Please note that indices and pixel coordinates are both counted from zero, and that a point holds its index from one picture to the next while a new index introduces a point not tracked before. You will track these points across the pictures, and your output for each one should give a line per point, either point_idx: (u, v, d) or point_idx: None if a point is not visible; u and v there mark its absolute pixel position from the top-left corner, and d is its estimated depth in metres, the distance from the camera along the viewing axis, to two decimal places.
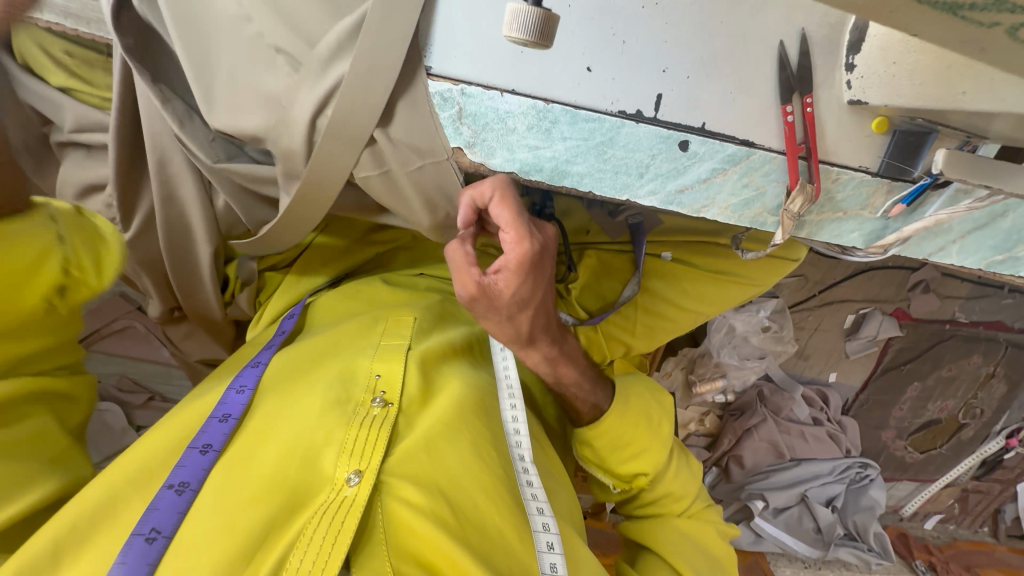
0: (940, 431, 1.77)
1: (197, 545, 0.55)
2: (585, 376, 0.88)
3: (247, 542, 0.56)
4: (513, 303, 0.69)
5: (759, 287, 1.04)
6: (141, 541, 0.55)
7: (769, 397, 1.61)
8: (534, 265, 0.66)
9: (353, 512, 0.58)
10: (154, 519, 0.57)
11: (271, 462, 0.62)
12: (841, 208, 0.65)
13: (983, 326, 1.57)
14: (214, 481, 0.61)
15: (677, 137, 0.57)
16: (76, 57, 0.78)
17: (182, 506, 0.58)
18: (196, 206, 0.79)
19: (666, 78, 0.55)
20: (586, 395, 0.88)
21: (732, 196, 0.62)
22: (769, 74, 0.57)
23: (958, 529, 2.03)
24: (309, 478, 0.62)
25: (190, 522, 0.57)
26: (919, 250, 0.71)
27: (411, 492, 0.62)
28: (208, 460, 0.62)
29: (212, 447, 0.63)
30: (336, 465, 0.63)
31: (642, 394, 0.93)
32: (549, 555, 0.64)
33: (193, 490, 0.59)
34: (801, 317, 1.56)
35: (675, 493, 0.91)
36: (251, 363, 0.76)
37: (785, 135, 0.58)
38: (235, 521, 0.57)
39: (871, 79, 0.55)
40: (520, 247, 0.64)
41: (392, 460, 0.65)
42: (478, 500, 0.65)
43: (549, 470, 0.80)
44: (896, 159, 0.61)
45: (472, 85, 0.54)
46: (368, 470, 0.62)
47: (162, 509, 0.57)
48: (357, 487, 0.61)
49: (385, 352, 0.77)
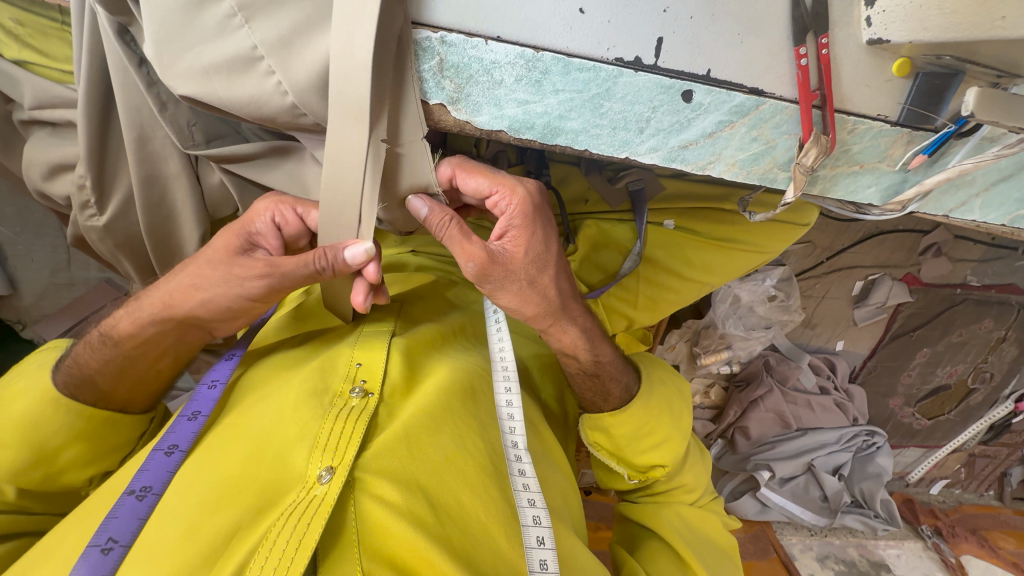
0: (948, 397, 1.75)
1: (157, 550, 0.53)
2: (611, 362, 0.82)
3: (210, 548, 0.53)
4: (528, 264, 0.66)
5: (767, 256, 1.00)
6: (98, 552, 0.53)
7: (775, 367, 1.58)
8: (534, 215, 0.65)
9: (322, 511, 0.54)
10: (113, 528, 0.55)
11: (238, 462, 0.59)
12: (857, 161, 0.61)
13: (995, 290, 1.52)
14: (178, 483, 0.59)
15: (680, 86, 0.53)
16: (28, 27, 0.71)
17: (142, 511, 0.57)
18: (174, 182, 0.74)
19: (667, 19, 0.50)
20: (612, 382, 0.83)
21: (739, 150, 0.58)
22: (780, 13, 0.52)
23: (964, 493, 2.03)
24: (280, 475, 0.58)
25: (151, 528, 0.55)
26: (940, 206, 0.67)
27: (387, 490, 0.58)
28: (173, 462, 0.62)
29: (177, 448, 0.63)
30: (308, 462, 0.59)
31: (665, 387, 0.91)
32: (539, 551, 0.62)
33: (155, 494, 0.59)
34: (809, 285, 1.52)
35: (688, 484, 0.89)
36: (225, 359, 0.76)
37: (799, 81, 0.53)
38: (200, 525, 0.54)
39: (893, 13, 0.50)
40: (512, 200, 0.63)
41: (369, 455, 0.61)
42: (460, 494, 0.62)
43: (542, 453, 0.78)
44: (919, 105, 0.56)
45: (453, 32, 0.50)
46: (341, 466, 0.58)
47: (120, 517, 0.56)
48: (328, 484, 0.57)
49: (366, 341, 0.74)
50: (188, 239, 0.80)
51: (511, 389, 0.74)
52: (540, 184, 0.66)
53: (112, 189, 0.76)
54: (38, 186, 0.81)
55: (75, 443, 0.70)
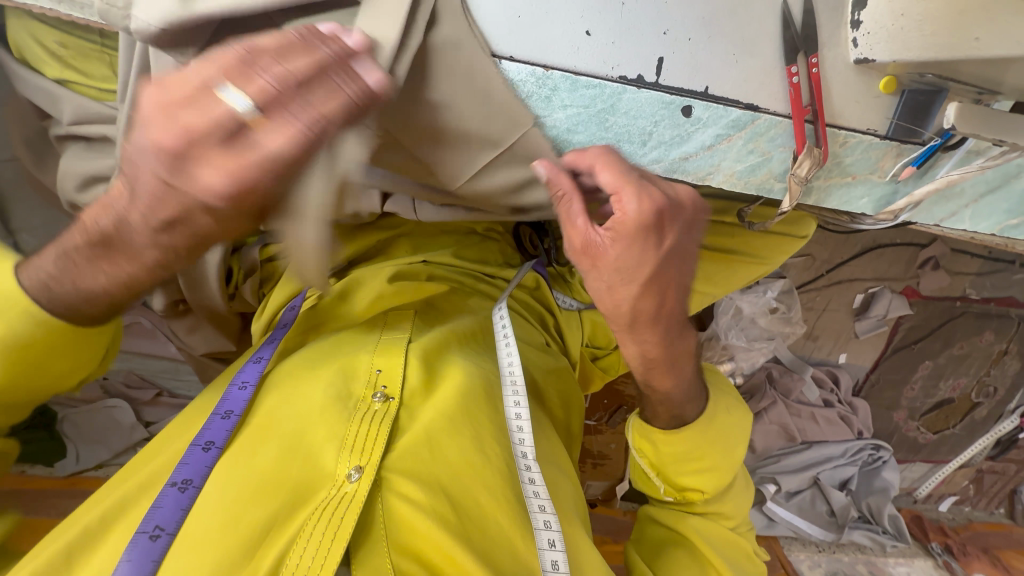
0: (953, 410, 1.75)
1: (198, 543, 0.56)
2: (686, 391, 0.81)
3: (248, 541, 0.57)
4: (614, 272, 0.59)
5: (768, 267, 1.04)
6: (145, 538, 0.56)
7: (778, 379, 1.60)
8: (653, 224, 0.55)
9: (354, 507, 0.59)
10: (159, 516, 0.58)
11: (271, 459, 0.62)
12: (849, 172, 0.64)
13: (994, 303, 1.55)
14: (218, 476, 0.62)
15: (679, 102, 0.56)
16: (70, 48, 0.75)
17: (185, 502, 0.59)
18: None
19: (667, 40, 0.54)
20: (684, 404, 0.82)
21: (737, 161, 0.61)
22: (773, 34, 0.56)
23: (974, 511, 2.01)
24: (311, 474, 0.62)
25: (192, 518, 0.58)
26: (931, 215, 0.70)
27: (410, 489, 0.62)
28: (211, 457, 0.63)
29: (214, 445, 0.64)
30: (337, 462, 0.63)
31: (727, 415, 0.86)
32: (551, 553, 0.64)
33: (197, 487, 0.60)
34: (810, 297, 1.54)
35: (727, 511, 0.86)
36: (252, 359, 0.76)
37: (791, 98, 0.57)
38: (238, 518, 0.58)
39: (878, 35, 0.54)
40: (628, 199, 0.54)
41: (393, 455, 0.65)
42: (479, 496, 0.65)
43: (551, 457, 0.80)
44: (906, 120, 0.60)
45: None
46: (370, 465, 0.62)
47: (166, 506, 0.59)
48: (357, 483, 0.61)
49: (385, 347, 0.77)
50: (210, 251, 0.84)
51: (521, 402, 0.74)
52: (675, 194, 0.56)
53: None
54: (68, 197, 0.85)
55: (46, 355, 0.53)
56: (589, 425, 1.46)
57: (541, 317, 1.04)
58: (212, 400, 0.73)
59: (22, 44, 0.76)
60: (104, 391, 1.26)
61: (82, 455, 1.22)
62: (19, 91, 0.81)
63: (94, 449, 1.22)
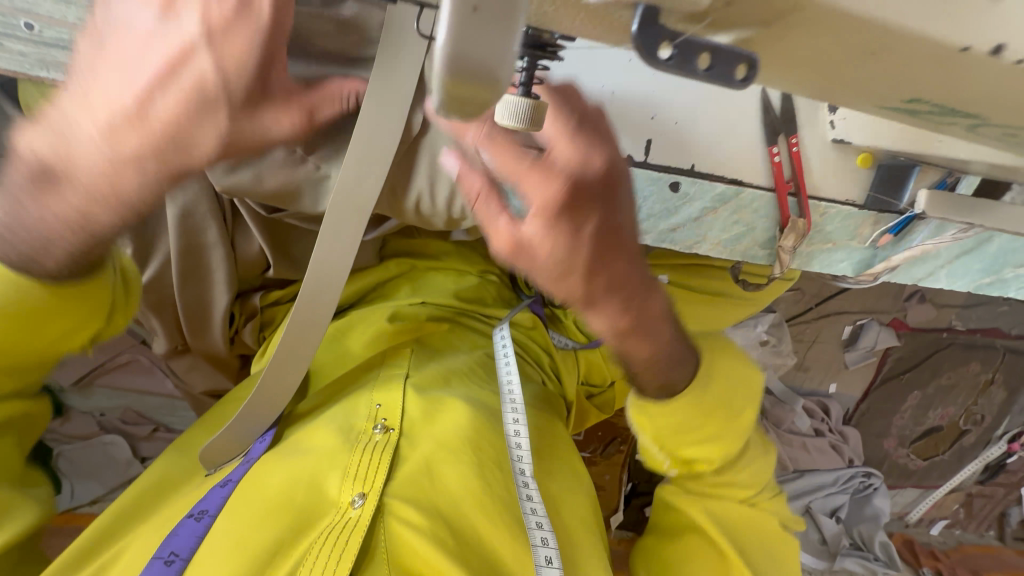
0: (941, 437, 1.77)
1: (210, 565, 0.58)
2: (675, 348, 0.71)
3: (256, 561, 0.58)
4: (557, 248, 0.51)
5: (755, 306, 1.06)
6: (161, 564, 0.59)
7: (770, 410, 1.64)
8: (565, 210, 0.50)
9: (357, 532, 0.61)
10: (175, 543, 0.61)
11: (278, 485, 0.64)
12: (830, 239, 0.67)
13: (980, 334, 1.58)
14: (229, 507, 0.64)
15: (667, 178, 0.60)
16: None
17: (200, 530, 0.62)
18: (211, 250, 0.80)
19: (655, 123, 0.59)
20: (663, 375, 0.72)
21: (722, 232, 0.64)
22: (754, 118, 0.61)
23: (964, 534, 2.02)
24: (316, 500, 0.64)
25: (206, 544, 0.60)
26: (909, 275, 0.73)
27: (411, 514, 0.64)
28: (227, 491, 0.66)
29: (230, 480, 0.68)
30: (341, 489, 0.65)
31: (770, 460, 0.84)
32: (547, 570, 0.64)
33: (211, 516, 0.63)
34: (799, 329, 1.57)
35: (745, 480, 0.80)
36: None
37: (774, 174, 0.61)
38: (246, 539, 0.60)
39: (851, 121, 0.59)
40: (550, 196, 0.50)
41: (395, 483, 0.67)
42: (479, 522, 0.67)
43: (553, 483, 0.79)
44: (880, 192, 0.63)
45: None
46: (372, 492, 0.64)
47: (182, 534, 0.62)
48: (361, 508, 0.63)
49: (383, 383, 0.79)
50: (216, 300, 0.86)
51: (519, 419, 0.76)
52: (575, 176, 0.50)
53: (149, 252, 0.81)
54: None
55: (52, 315, 0.58)
56: (584, 456, 1.48)
57: (539, 358, 1.03)
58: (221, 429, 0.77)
59: (33, 103, 0.73)
60: (101, 427, 1.25)
61: (77, 492, 1.24)
62: None
63: (88, 483, 1.24)
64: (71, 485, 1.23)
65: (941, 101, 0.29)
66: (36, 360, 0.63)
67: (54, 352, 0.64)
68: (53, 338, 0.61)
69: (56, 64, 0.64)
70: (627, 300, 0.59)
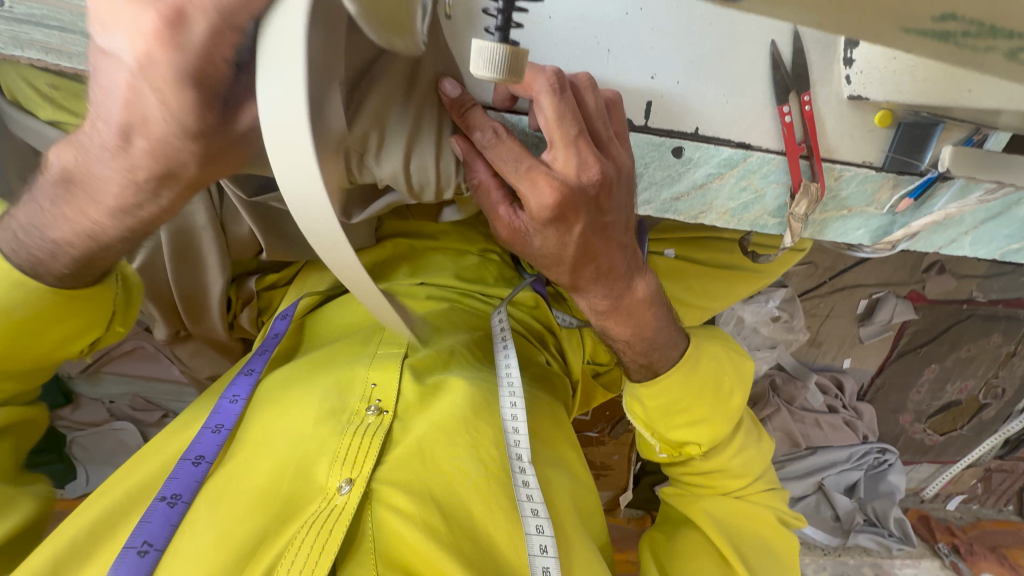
0: (960, 412, 1.73)
1: (187, 555, 0.57)
2: (660, 331, 0.69)
3: (240, 553, 0.57)
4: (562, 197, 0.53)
5: (766, 280, 0.99)
6: (134, 554, 0.57)
7: (781, 387, 1.60)
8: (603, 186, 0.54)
9: (342, 519, 0.60)
10: (147, 531, 0.58)
11: (265, 473, 0.64)
12: (846, 205, 0.63)
13: (1002, 305, 1.52)
14: (207, 491, 0.63)
15: (670, 144, 0.58)
16: (61, 90, 0.70)
17: (174, 518, 0.60)
18: (202, 234, 0.78)
19: (655, 84, 0.56)
20: (652, 350, 0.71)
21: (730, 200, 0.61)
22: (763, 75, 0.56)
23: (982, 508, 1.98)
24: (303, 487, 0.63)
25: (182, 533, 0.59)
26: (930, 243, 0.69)
27: (402, 501, 0.63)
28: (201, 472, 0.64)
29: (204, 459, 0.65)
30: (329, 475, 0.64)
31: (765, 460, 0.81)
32: (541, 559, 0.63)
33: (185, 502, 0.61)
34: (813, 304, 1.52)
35: (736, 470, 0.78)
36: (244, 372, 0.78)
37: (785, 136, 0.57)
38: (230, 532, 0.59)
39: (870, 74, 0.55)
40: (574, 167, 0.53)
41: (384, 468, 0.65)
42: (473, 508, 0.65)
43: (556, 464, 0.78)
44: (901, 152, 0.59)
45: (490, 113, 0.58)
46: (359, 477, 0.63)
47: (154, 521, 0.59)
48: (348, 495, 0.62)
49: (382, 361, 0.77)
50: (212, 284, 0.84)
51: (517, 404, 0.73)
52: (615, 165, 0.54)
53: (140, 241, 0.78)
54: None
55: (55, 321, 0.58)
56: (592, 436, 1.47)
57: (540, 334, 1.01)
58: (201, 413, 0.74)
59: (11, 84, 0.70)
60: (111, 414, 1.27)
61: (92, 478, 1.25)
62: (11, 131, 0.76)
63: (102, 469, 1.25)
64: (85, 472, 1.25)
65: (977, 18, 0.30)
66: (35, 364, 0.63)
67: (53, 358, 0.64)
68: (57, 345, 0.61)
69: (29, 42, 0.62)
70: (613, 287, 0.64)
